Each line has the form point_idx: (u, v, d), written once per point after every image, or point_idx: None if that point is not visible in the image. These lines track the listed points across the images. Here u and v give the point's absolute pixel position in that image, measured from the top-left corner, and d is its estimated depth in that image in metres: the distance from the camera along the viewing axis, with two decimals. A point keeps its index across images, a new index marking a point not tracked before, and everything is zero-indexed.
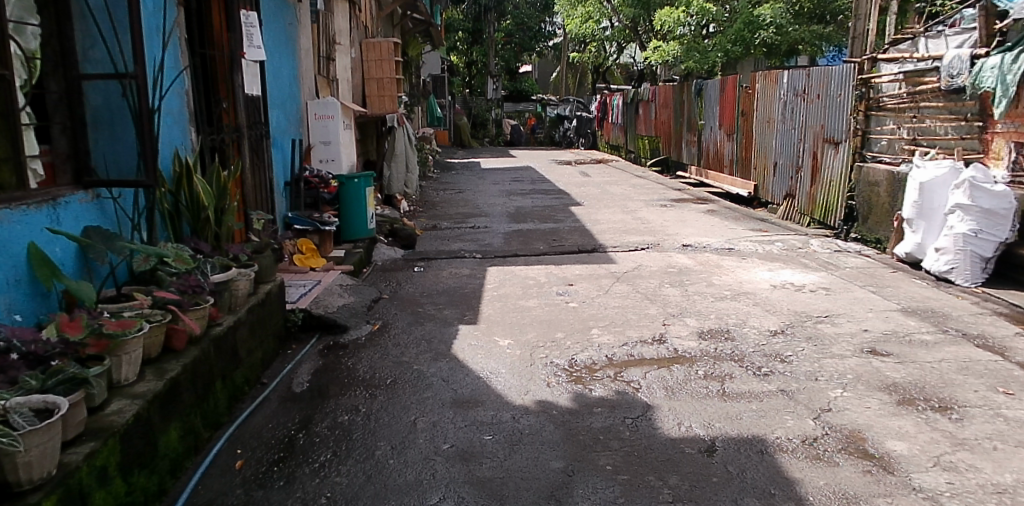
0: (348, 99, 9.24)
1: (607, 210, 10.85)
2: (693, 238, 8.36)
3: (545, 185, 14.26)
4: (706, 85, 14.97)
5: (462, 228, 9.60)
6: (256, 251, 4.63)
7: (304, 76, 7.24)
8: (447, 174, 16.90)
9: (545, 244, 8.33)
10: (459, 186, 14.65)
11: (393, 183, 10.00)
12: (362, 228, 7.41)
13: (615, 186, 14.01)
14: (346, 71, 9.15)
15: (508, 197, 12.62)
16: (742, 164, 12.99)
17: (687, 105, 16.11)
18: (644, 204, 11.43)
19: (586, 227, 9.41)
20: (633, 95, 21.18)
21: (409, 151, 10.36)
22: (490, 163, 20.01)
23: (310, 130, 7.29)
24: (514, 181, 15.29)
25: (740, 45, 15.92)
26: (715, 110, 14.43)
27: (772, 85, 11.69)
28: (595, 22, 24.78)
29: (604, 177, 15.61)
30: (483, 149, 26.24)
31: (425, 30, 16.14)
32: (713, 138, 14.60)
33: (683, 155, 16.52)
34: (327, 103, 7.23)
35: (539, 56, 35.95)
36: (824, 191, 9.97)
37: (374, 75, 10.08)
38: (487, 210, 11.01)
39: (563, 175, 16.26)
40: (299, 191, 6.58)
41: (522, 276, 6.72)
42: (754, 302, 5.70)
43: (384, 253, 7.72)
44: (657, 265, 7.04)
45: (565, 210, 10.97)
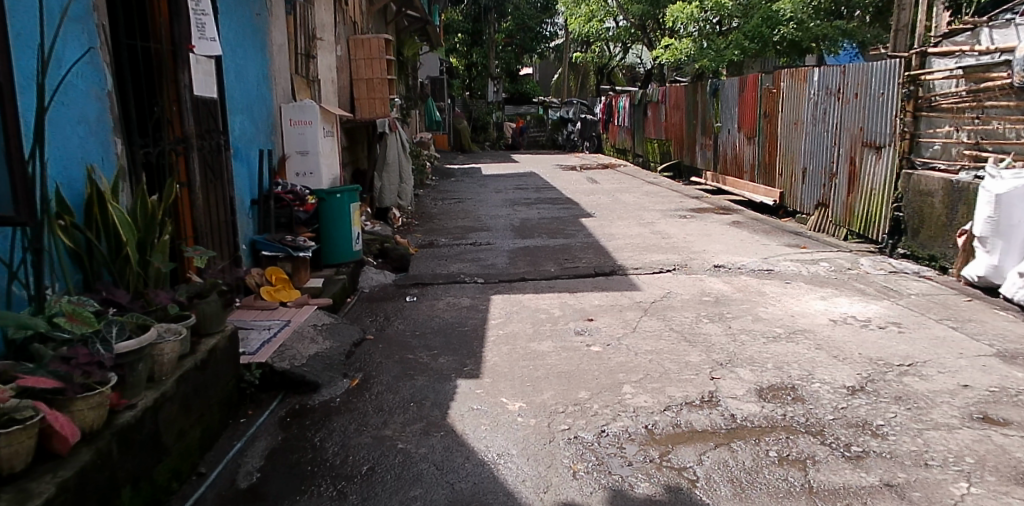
0: (334, 102, 8.29)
1: (622, 222, 9.86)
2: (724, 257, 7.37)
3: (552, 193, 13.27)
4: (724, 85, 13.97)
5: (462, 245, 8.61)
6: (198, 295, 3.66)
7: (277, 76, 6.27)
8: (446, 181, 15.92)
9: (557, 265, 7.33)
10: (459, 194, 13.68)
11: (385, 195, 9.02)
12: (347, 250, 6.52)
13: (627, 194, 13.01)
14: (330, 71, 8.20)
15: (512, 207, 11.64)
16: (766, 170, 12.00)
17: (703, 106, 15.12)
18: (661, 215, 10.44)
19: (600, 243, 8.42)
20: (642, 96, 20.20)
21: (402, 159, 9.38)
22: (492, 169, 19.06)
23: (285, 138, 6.31)
24: (517, 189, 14.32)
25: (757, 43, 14.98)
26: (734, 112, 13.45)
27: (800, 83, 10.69)
28: (599, 21, 23.86)
29: (614, 184, 14.63)
30: (484, 154, 25.28)
31: (421, 29, 15.17)
32: (732, 141, 13.60)
33: (697, 159, 15.51)
34: (304, 106, 6.25)
35: (540, 58, 35.02)
36: (865, 201, 8.97)
37: (362, 76, 9.12)
38: (490, 224, 10.02)
39: (570, 182, 15.28)
40: (268, 210, 5.60)
41: (533, 308, 5.73)
42: (815, 345, 4.71)
43: (372, 279, 6.73)
44: (689, 292, 6.04)
45: (576, 222, 9.98)
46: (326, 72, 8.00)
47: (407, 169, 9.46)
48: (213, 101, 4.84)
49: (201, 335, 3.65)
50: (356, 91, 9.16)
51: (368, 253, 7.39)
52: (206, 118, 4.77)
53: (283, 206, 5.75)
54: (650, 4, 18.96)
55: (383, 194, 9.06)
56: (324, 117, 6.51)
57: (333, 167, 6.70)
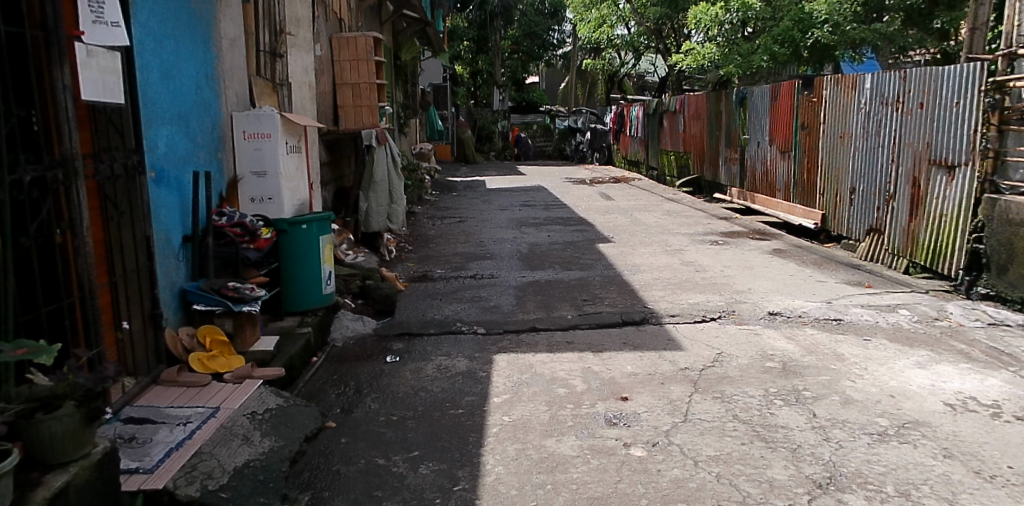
0: (311, 111, 7.06)
1: (645, 250, 8.57)
2: (777, 300, 6.08)
3: (563, 212, 12.00)
4: (753, 92, 12.69)
5: (462, 279, 7.32)
6: (46, 409, 2.41)
7: (228, 78, 5.01)
8: (448, 196, 14.65)
9: (574, 307, 6.04)
10: (461, 212, 12.42)
11: (371, 218, 7.76)
12: (317, 293, 5.25)
13: (646, 213, 11.73)
14: (306, 73, 6.96)
15: (520, 228, 10.36)
16: (804, 188, 10.70)
17: (728, 116, 13.84)
18: (689, 240, 9.16)
19: (624, 278, 7.13)
20: (657, 105, 18.95)
21: (394, 175, 8.00)
22: (497, 182, 17.82)
23: (238, 155, 5.04)
24: (524, 205, 13.05)
25: (788, 47, 13.70)
26: (765, 122, 12.18)
27: (847, 91, 9.42)
28: (610, 27, 22.78)
29: (631, 201, 13.35)
30: (489, 165, 24.07)
31: (421, 31, 13.92)
32: (762, 155, 12.30)
33: (721, 173, 14.21)
34: (261, 116, 4.99)
35: (548, 65, 33.90)
36: (930, 228, 7.66)
37: (347, 80, 7.90)
38: (494, 250, 8.73)
39: (582, 198, 14.01)
40: (206, 250, 4.31)
41: (547, 377, 4.43)
42: (940, 449, 3.42)
43: (347, 329, 5.43)
44: (747, 355, 4.74)
45: (592, 249, 8.69)
46: (299, 74, 6.76)
47: (399, 186, 8.10)
48: (123, 108, 3.59)
49: (49, 468, 2.40)
50: (340, 98, 7.92)
51: (345, 293, 6.09)
52: (107, 131, 3.52)
53: (224, 242, 4.45)
54: (669, 7, 17.74)
55: (370, 218, 7.76)
56: (289, 130, 5.23)
57: (301, 192, 5.39)
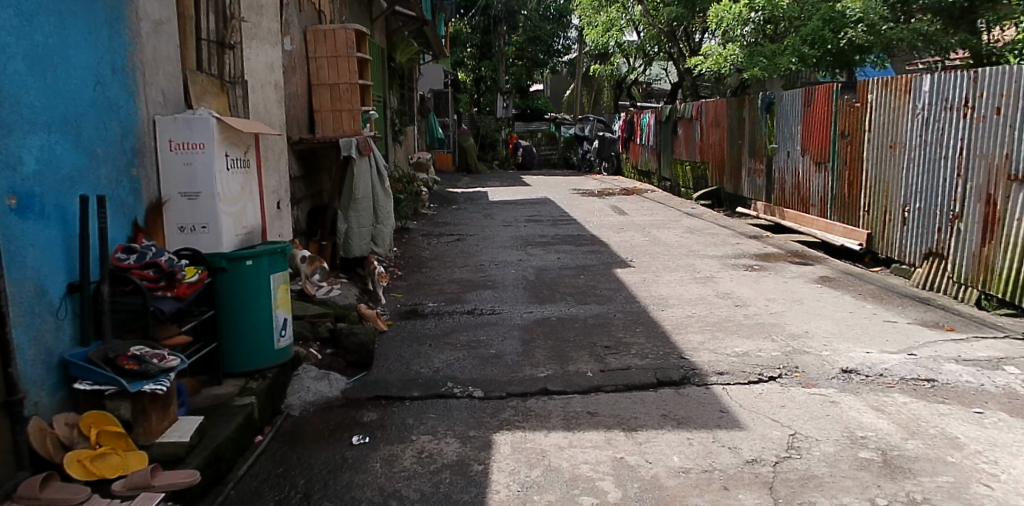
0: (275, 116, 5.93)
1: (671, 277, 7.39)
2: (847, 351, 4.90)
3: (573, 228, 10.83)
4: (782, 97, 11.54)
5: (457, 315, 6.15)
6: None
7: (151, 72, 3.88)
8: (447, 210, 13.51)
9: (593, 359, 4.86)
10: (460, 229, 11.26)
11: (352, 240, 6.60)
12: (267, 347, 4.09)
13: (665, 230, 10.56)
14: (270, 71, 5.84)
15: (525, 248, 9.19)
16: (844, 204, 9.53)
17: (753, 124, 12.68)
18: (720, 265, 7.99)
19: (651, 315, 5.96)
20: (671, 111, 17.81)
21: (380, 190, 6.84)
22: (501, 193, 16.68)
23: (163, 170, 3.89)
24: (530, 220, 11.89)
25: (817, 49, 12.47)
26: (796, 130, 11.02)
27: (899, 95, 8.28)
28: (618, 31, 21.71)
29: (647, 216, 12.18)
30: (492, 175, 22.95)
31: (418, 30, 12.79)
32: (793, 166, 11.13)
33: (745, 186, 13.04)
34: (192, 120, 3.85)
35: (553, 72, 32.82)
36: (1010, 255, 6.47)
37: (324, 80, 6.77)
38: (496, 276, 7.56)
39: (593, 212, 12.85)
40: (98, 303, 3.16)
41: (566, 474, 3.26)
42: None
43: (307, 392, 4.26)
44: (831, 439, 3.57)
45: (609, 276, 7.52)
46: (259, 72, 5.64)
47: (385, 203, 6.95)
48: None
49: None
50: (317, 101, 6.79)
51: (311, 338, 4.93)
52: None
53: (130, 290, 3.27)
54: (685, 7, 16.61)
55: (350, 241, 6.59)
56: (233, 139, 4.08)
57: (250, 218, 4.23)
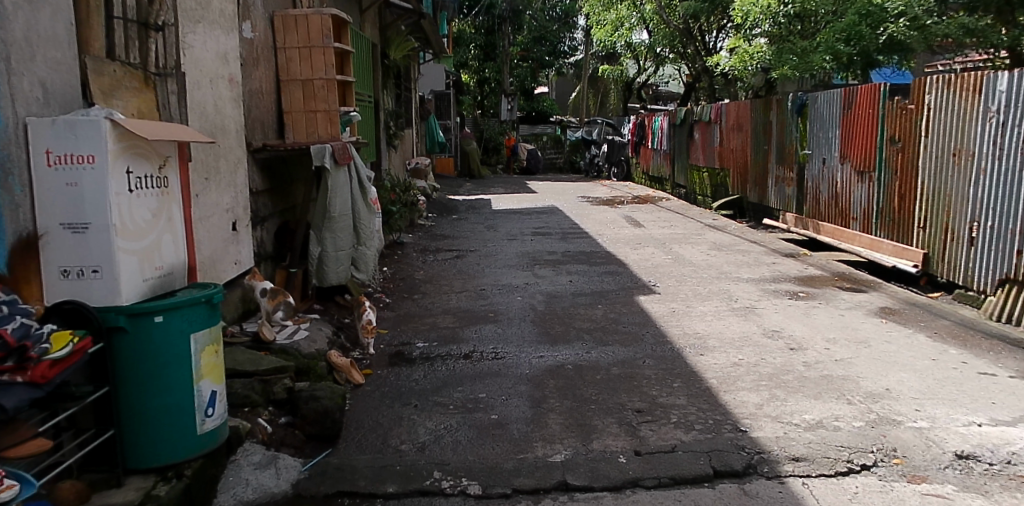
0: (230, 119, 4.87)
1: (705, 307, 6.28)
2: (952, 424, 3.79)
3: (585, 243, 9.74)
4: (816, 98, 10.42)
5: (452, 360, 5.05)
6: None
7: (24, 54, 2.80)
8: (447, 221, 12.41)
9: (624, 432, 3.76)
10: (460, 243, 10.16)
11: (326, 264, 5.53)
12: (186, 433, 3.01)
13: (689, 246, 9.46)
14: (222, 63, 4.78)
15: (533, 268, 8.10)
16: (894, 219, 8.42)
17: (781, 128, 11.57)
18: (760, 291, 6.88)
19: (689, 362, 4.87)
20: (687, 114, 16.70)
21: (360, 204, 5.77)
22: (505, 201, 15.61)
23: (39, 192, 2.80)
24: (537, 234, 10.80)
25: (855, 46, 11.25)
26: (834, 134, 9.92)
27: (966, 95, 7.16)
28: (628, 30, 20.66)
29: (665, 228, 11.08)
30: (495, 180, 21.86)
31: (416, 25, 11.68)
32: (830, 175, 10.02)
33: (772, 195, 11.94)
34: (79, 122, 2.76)
35: (559, 73, 31.73)
36: None
37: (296, 75, 5.69)
38: (499, 305, 6.46)
39: (606, 224, 11.74)
40: None
41: None
42: None
43: (245, 487, 3.19)
44: None
45: (632, 305, 6.41)
46: (206, 64, 4.58)
47: (369, 220, 5.86)
48: None
49: None
50: (287, 100, 5.71)
51: (261, 404, 3.85)
52: None
53: None
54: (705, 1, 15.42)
55: (325, 267, 5.52)
56: (141, 148, 2.97)
57: (168, 254, 3.13)
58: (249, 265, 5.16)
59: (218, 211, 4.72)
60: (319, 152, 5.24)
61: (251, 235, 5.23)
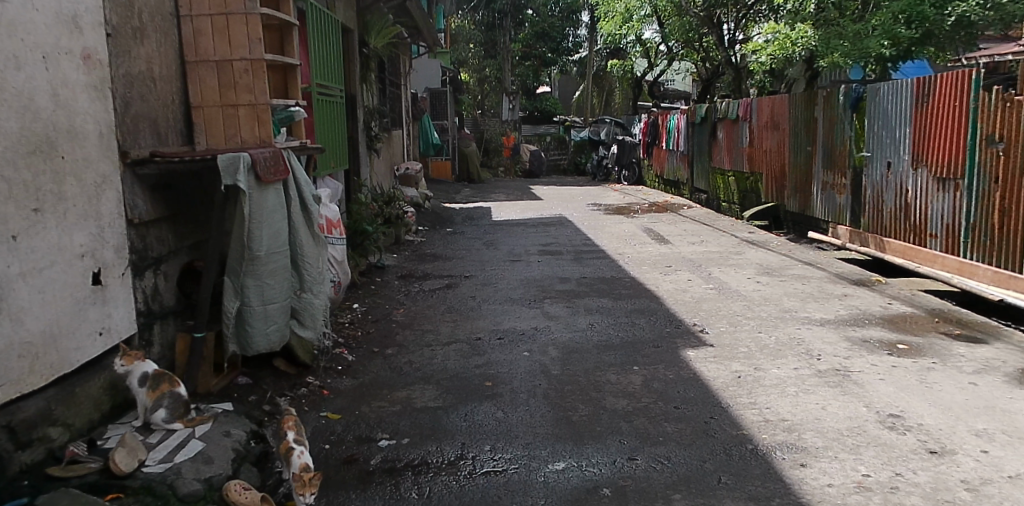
0: (87, 116, 3.18)
1: (782, 370, 4.61)
2: None
3: (604, 266, 8.07)
4: (879, 89, 8.72)
5: (427, 473, 3.36)
6: None
7: None
8: (440, 235, 10.75)
9: None
10: (453, 266, 8.49)
11: (253, 323, 3.85)
12: None
13: (731, 269, 7.77)
14: (68, 29, 3.07)
15: (542, 304, 6.42)
16: (994, 240, 6.74)
17: (830, 125, 9.89)
18: (846, 341, 5.19)
19: (789, 483, 3.19)
20: (708, 111, 15.01)
21: (303, 235, 4.16)
22: (506, 209, 13.95)
23: None
24: (546, 253, 9.13)
25: (917, 29, 9.59)
26: (901, 133, 8.27)
27: None
28: (638, 22, 19.00)
29: (696, 245, 9.42)
30: (497, 185, 20.19)
31: (400, 5, 9.89)
32: (897, 182, 8.35)
33: (818, 203, 10.28)
34: None
35: (563, 71, 30.06)
36: None
37: (208, 54, 4.01)
38: (498, 368, 4.75)
39: (625, 238, 10.07)
40: None
41: None
42: None
43: None
44: None
45: (681, 365, 4.72)
46: (34, 30, 2.88)
47: (311, 254, 4.20)
48: None
49: None
50: (195, 89, 4.04)
51: None
52: None
53: None
54: None
55: (248, 329, 3.85)
56: None
57: None
58: (125, 333, 3.45)
59: (66, 258, 3.03)
60: (229, 164, 3.50)
61: (132, 285, 3.53)
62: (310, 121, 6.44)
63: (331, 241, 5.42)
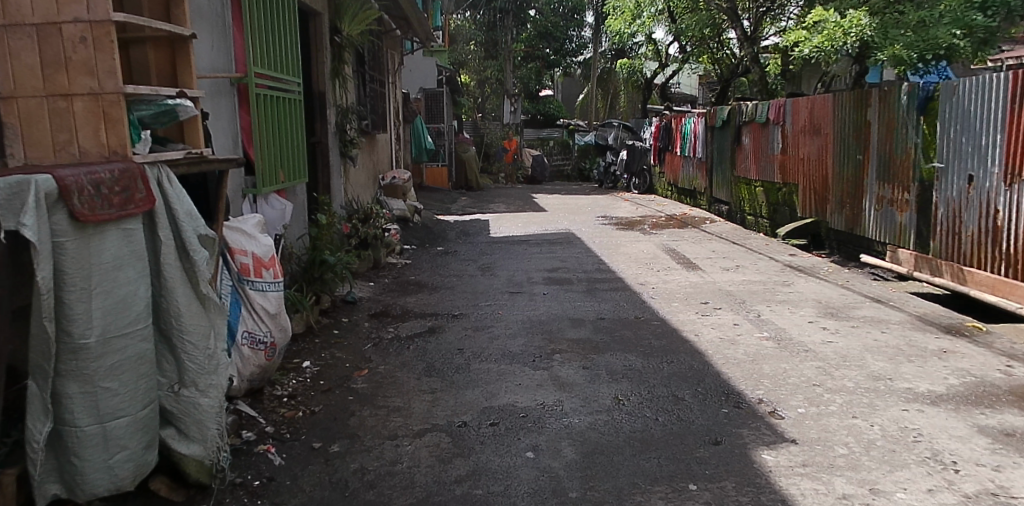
0: None
1: (910, 495, 3.10)
2: None
3: (626, 303, 6.57)
4: (957, 87, 7.20)
5: None
6: None
7: None
8: (429, 256, 9.25)
9: None
10: (440, 299, 6.98)
11: (82, 450, 2.35)
12: None
13: (785, 309, 6.24)
14: None
15: (550, 363, 4.90)
16: None
17: (888, 130, 8.38)
18: (985, 437, 3.67)
19: None
20: (732, 114, 13.51)
21: (183, 300, 2.70)
22: (506, 223, 12.47)
23: None
24: (552, 282, 7.62)
25: (995, 16, 8.12)
26: (988, 141, 6.74)
27: None
28: (650, 19, 17.50)
29: (732, 271, 7.91)
30: (497, 193, 18.70)
31: None
32: (981, 200, 6.83)
33: (871, 221, 8.77)
34: None
35: (566, 73, 28.48)
36: None
37: (20, 15, 2.51)
38: (488, 486, 3.22)
39: (645, 262, 8.56)
40: None
41: None
42: None
43: None
44: None
45: (759, 484, 3.20)
46: None
47: (195, 331, 2.72)
48: None
49: None
50: (4, 71, 2.54)
51: None
52: None
53: None
54: None
55: (75, 464, 2.35)
56: None
57: None
58: None
59: None
60: (11, 195, 2.09)
61: None
62: (247, 124, 4.97)
63: (260, 285, 3.98)
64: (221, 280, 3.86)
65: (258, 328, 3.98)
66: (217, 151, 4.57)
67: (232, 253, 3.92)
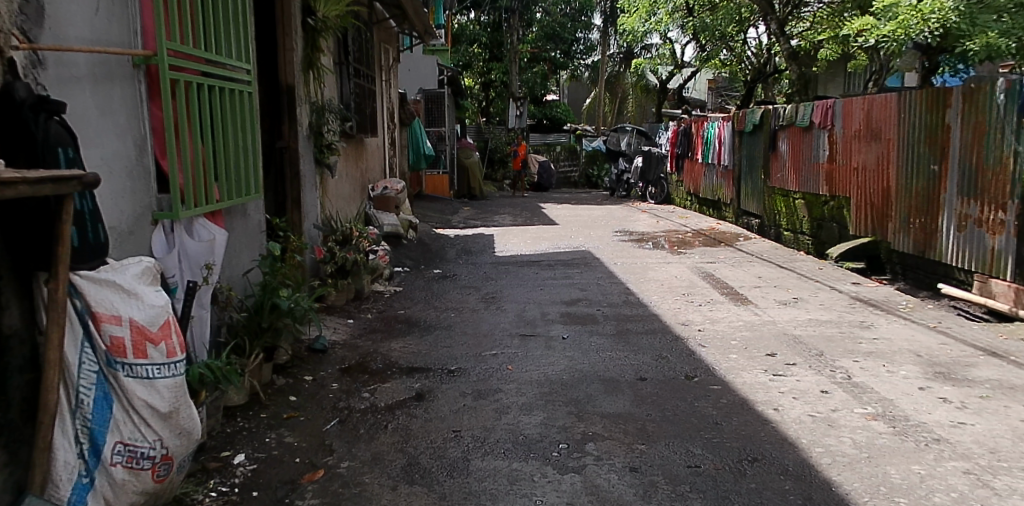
0: None
1: None
2: None
3: (670, 354, 5.13)
4: None
5: None
6: None
7: None
8: (424, 281, 7.83)
9: None
10: (433, 343, 5.56)
11: None
12: None
13: (880, 366, 4.80)
14: None
15: (582, 460, 3.47)
16: None
17: (976, 136, 6.95)
18: None
19: None
20: (765, 117, 12.07)
21: None
22: (513, 238, 11.07)
23: None
24: (572, 319, 6.19)
25: None
26: None
27: None
28: (667, 17, 16.13)
29: (790, 306, 6.48)
30: (502, 203, 17.27)
31: None
32: None
33: (949, 244, 7.35)
34: None
35: (574, 76, 27.11)
36: None
37: None
38: None
39: (681, 293, 7.14)
40: None
41: None
42: None
43: None
44: None
45: None
46: None
47: None
48: None
49: None
50: None
51: None
52: None
53: None
54: None
55: None
56: None
57: None
58: None
59: None
60: None
61: None
62: (159, 123, 3.56)
63: (142, 371, 2.60)
64: (76, 363, 2.50)
65: (140, 437, 2.59)
66: (104, 160, 3.18)
67: (97, 322, 2.55)
